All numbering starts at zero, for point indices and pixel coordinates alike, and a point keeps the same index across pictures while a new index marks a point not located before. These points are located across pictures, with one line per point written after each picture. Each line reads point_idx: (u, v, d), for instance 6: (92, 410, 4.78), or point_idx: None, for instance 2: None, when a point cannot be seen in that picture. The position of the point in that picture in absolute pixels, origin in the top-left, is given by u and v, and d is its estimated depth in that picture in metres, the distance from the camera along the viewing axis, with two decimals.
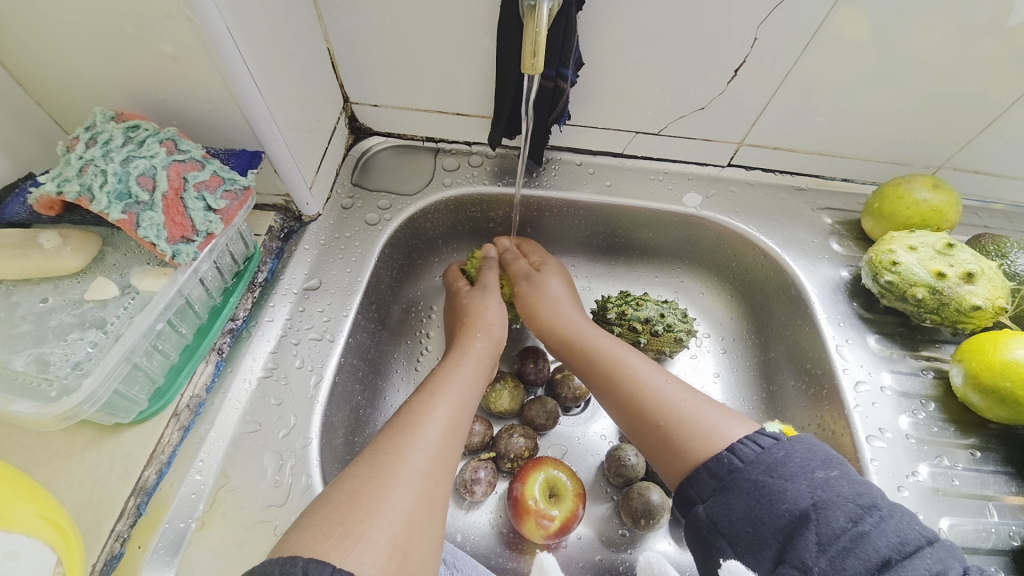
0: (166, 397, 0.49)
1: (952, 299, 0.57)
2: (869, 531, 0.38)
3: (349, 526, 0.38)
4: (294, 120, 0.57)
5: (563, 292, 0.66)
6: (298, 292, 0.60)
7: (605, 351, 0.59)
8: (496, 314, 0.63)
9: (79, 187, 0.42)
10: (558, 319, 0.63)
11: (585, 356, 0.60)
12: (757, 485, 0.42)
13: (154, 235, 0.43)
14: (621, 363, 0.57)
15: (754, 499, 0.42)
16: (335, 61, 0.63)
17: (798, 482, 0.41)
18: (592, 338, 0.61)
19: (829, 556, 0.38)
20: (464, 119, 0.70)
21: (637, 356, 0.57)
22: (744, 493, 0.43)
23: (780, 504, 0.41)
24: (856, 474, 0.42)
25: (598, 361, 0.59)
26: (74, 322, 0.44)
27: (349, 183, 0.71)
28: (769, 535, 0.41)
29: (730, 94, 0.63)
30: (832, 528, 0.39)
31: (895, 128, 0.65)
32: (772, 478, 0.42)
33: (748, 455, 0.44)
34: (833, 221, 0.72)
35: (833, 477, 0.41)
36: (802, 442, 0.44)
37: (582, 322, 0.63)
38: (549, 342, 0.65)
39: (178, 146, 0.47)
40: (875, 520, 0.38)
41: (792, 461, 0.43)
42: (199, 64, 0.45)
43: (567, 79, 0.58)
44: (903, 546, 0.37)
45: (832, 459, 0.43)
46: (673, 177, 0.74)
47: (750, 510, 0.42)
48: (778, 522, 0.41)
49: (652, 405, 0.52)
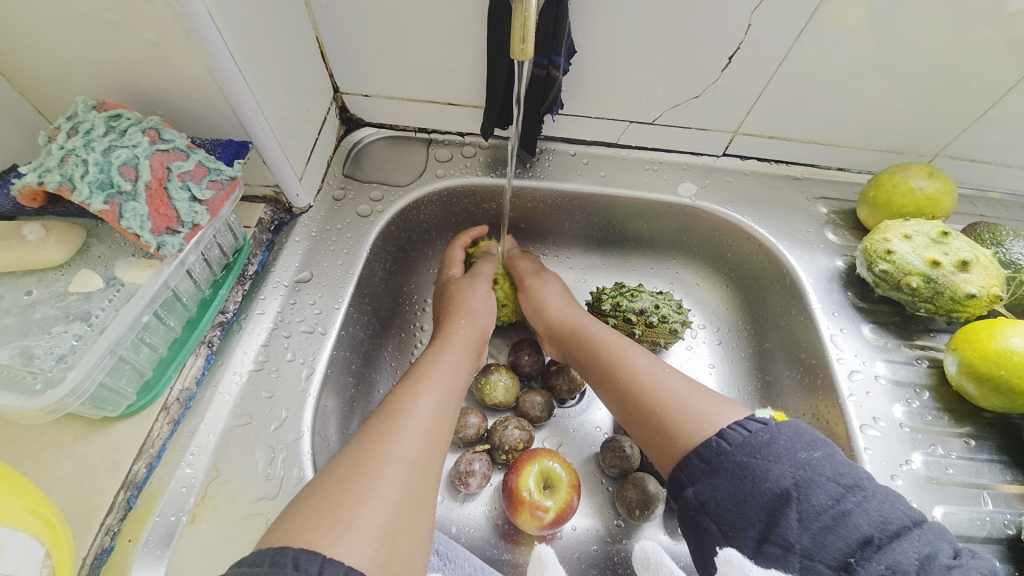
0: (155, 390, 0.49)
1: (947, 288, 0.57)
2: (852, 509, 0.38)
3: (338, 515, 0.37)
4: (282, 110, 0.56)
5: (562, 292, 0.67)
6: (289, 284, 0.60)
7: (604, 344, 0.59)
8: (482, 302, 0.63)
9: (59, 177, 0.41)
10: (562, 317, 0.64)
11: (587, 349, 0.60)
12: (742, 467, 0.42)
13: (138, 226, 0.43)
14: (620, 356, 0.57)
15: (739, 479, 0.42)
16: (324, 50, 0.62)
17: (782, 462, 0.41)
18: (594, 332, 0.61)
19: (811, 533, 0.38)
20: (457, 109, 0.70)
21: (634, 349, 0.57)
22: (730, 474, 0.42)
23: (763, 482, 0.41)
24: (842, 456, 0.42)
25: (599, 354, 0.58)
26: (59, 314, 0.43)
27: (340, 175, 0.70)
28: (752, 514, 0.41)
29: (725, 82, 0.62)
30: (814, 505, 0.39)
31: (891, 115, 0.64)
32: (756, 459, 0.42)
33: (737, 438, 0.44)
34: (828, 210, 0.72)
35: (816, 457, 0.41)
36: (789, 426, 0.44)
37: (584, 319, 0.63)
38: (553, 337, 0.65)
39: (162, 136, 0.46)
40: (858, 499, 0.39)
41: (777, 443, 0.42)
42: (182, 52, 0.45)
43: (559, 67, 0.58)
44: (886, 526, 0.37)
45: (817, 441, 0.43)
46: (667, 166, 0.73)
47: (734, 490, 0.42)
48: (761, 501, 0.41)
49: (648, 392, 0.52)
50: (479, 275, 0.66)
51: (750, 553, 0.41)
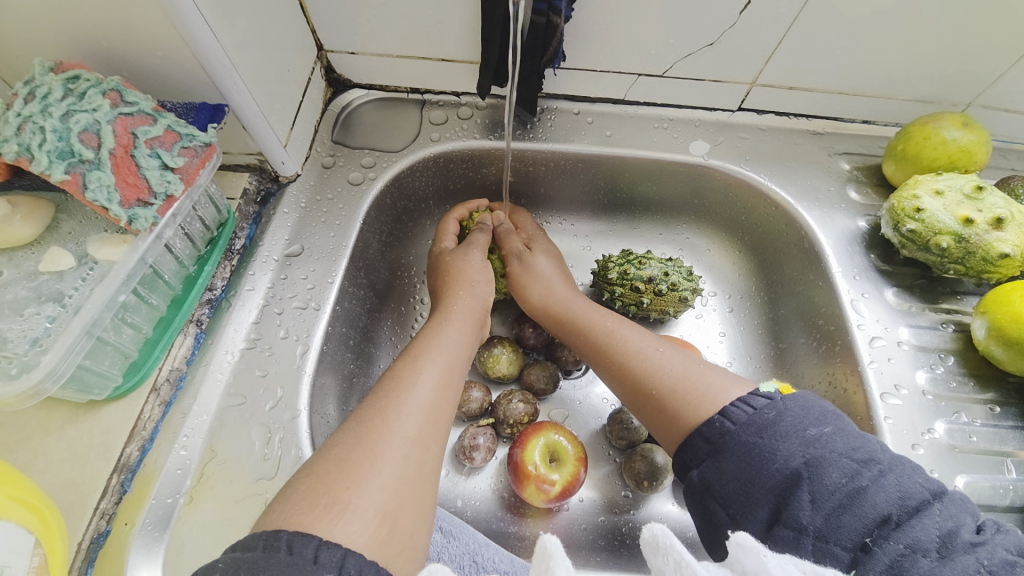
0: (143, 370, 0.47)
1: (979, 248, 0.53)
2: (867, 486, 0.36)
3: (334, 496, 0.36)
4: (260, 70, 0.51)
5: (554, 270, 0.63)
6: (279, 259, 0.57)
7: (595, 324, 0.57)
8: (479, 271, 0.59)
9: (17, 146, 0.38)
10: (553, 295, 0.61)
11: (577, 331, 0.58)
12: (748, 447, 0.40)
13: (105, 198, 0.40)
14: (611, 336, 0.55)
15: (745, 461, 0.40)
16: (303, 2, 0.57)
17: (790, 441, 0.39)
18: (583, 312, 0.59)
19: (824, 514, 0.36)
20: (450, 66, 0.64)
21: (628, 327, 0.55)
22: (736, 455, 0.40)
23: (771, 463, 0.39)
24: (854, 429, 0.40)
25: (591, 336, 0.56)
26: (31, 295, 0.41)
27: (329, 141, 0.66)
28: (760, 495, 0.39)
29: (742, 27, 0.56)
30: (826, 484, 0.37)
31: (925, 61, 0.59)
32: (763, 439, 0.40)
33: (740, 417, 0.41)
34: (851, 166, 0.67)
35: (827, 433, 0.39)
36: (797, 399, 0.41)
37: (574, 300, 0.60)
38: (542, 320, 0.62)
39: (124, 98, 0.42)
40: (874, 474, 0.36)
41: (785, 420, 0.40)
42: (140, 3, 0.40)
43: (560, 13, 0.52)
44: (906, 502, 0.35)
45: (827, 414, 0.40)
46: (678, 124, 0.68)
47: (741, 473, 0.40)
48: (769, 482, 0.39)
49: (644, 373, 0.50)
50: (474, 245, 0.62)
51: (759, 535, 0.39)
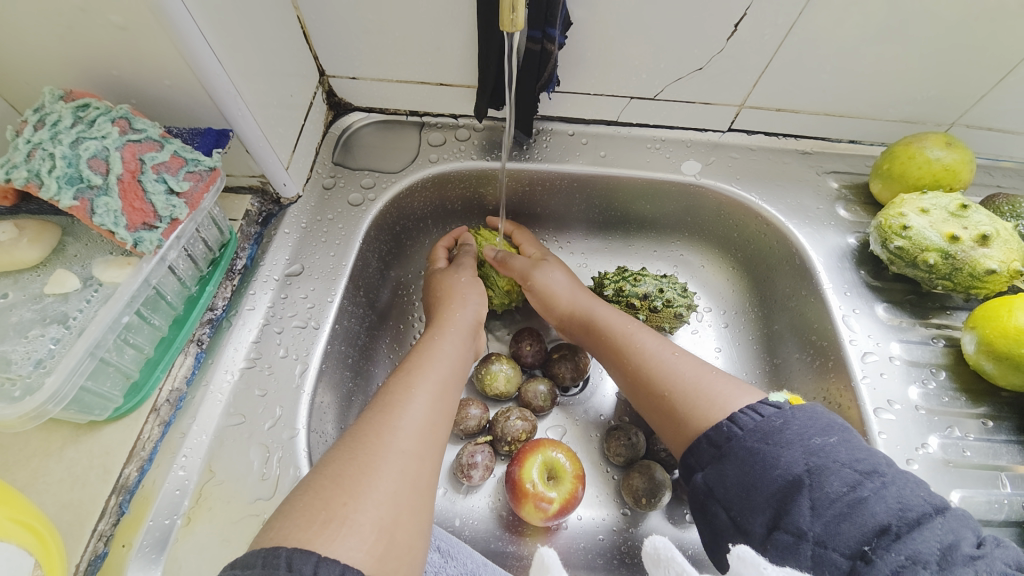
0: (143, 392, 0.48)
1: (966, 264, 0.54)
2: (868, 496, 0.36)
3: (332, 512, 0.36)
4: (264, 96, 0.53)
5: (565, 278, 0.64)
6: (280, 278, 0.58)
7: (614, 327, 0.57)
8: (468, 286, 0.61)
9: (26, 172, 0.39)
10: (571, 298, 0.62)
11: (597, 335, 0.58)
12: (752, 453, 0.41)
13: (112, 222, 0.41)
14: (629, 339, 0.55)
15: (750, 465, 0.41)
16: (307, 30, 0.59)
17: (794, 448, 0.40)
18: (603, 315, 0.59)
19: (823, 521, 0.36)
20: (449, 90, 0.66)
21: (644, 331, 0.55)
22: (740, 460, 0.41)
23: (774, 469, 0.39)
24: (859, 441, 0.40)
25: (608, 339, 0.57)
26: (35, 317, 0.42)
27: (330, 163, 0.67)
28: (761, 500, 0.40)
29: (730, 52, 0.58)
30: (827, 492, 0.37)
31: (905, 84, 0.61)
32: (767, 445, 0.40)
33: (748, 423, 0.42)
34: (839, 185, 0.69)
35: (832, 443, 0.39)
36: (805, 409, 0.42)
37: (595, 304, 0.60)
38: (562, 322, 0.63)
39: (133, 125, 0.44)
40: (875, 485, 0.37)
41: (790, 429, 0.41)
42: (152, 36, 0.42)
43: (554, 40, 0.55)
44: (905, 513, 0.35)
45: (833, 425, 0.41)
46: (670, 144, 0.70)
47: (744, 477, 0.41)
48: (770, 488, 0.39)
49: (657, 376, 0.51)
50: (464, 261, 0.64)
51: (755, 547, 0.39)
